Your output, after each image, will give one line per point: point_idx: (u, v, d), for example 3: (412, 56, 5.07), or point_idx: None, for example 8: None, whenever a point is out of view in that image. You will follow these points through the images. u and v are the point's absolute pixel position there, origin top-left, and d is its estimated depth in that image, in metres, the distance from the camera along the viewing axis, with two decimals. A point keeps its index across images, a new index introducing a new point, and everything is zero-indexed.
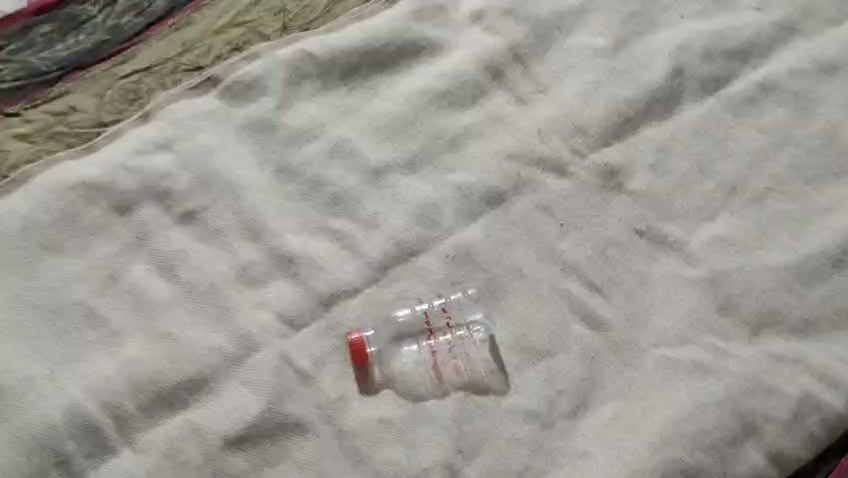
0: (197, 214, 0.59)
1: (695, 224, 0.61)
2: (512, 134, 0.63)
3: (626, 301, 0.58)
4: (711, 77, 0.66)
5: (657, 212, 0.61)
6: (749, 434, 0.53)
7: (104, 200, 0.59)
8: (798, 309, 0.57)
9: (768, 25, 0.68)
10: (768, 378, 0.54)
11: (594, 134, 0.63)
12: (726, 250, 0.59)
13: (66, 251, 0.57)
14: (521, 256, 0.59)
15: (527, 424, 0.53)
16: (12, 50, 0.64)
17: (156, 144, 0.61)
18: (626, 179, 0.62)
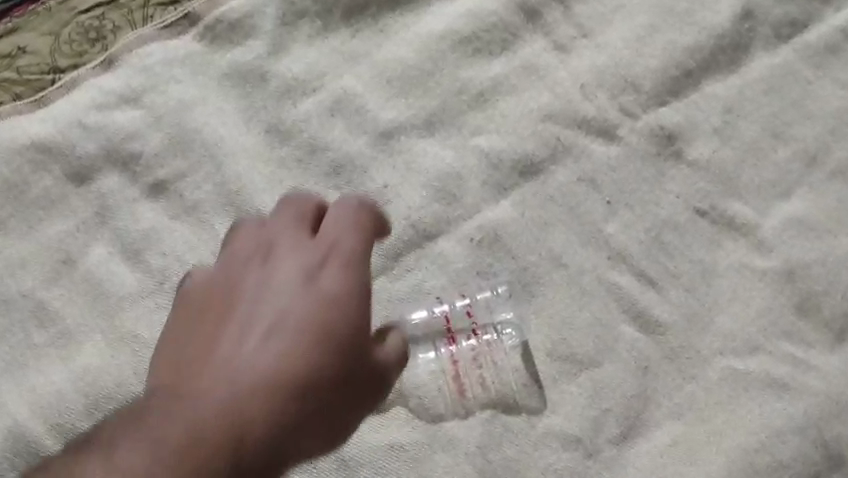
0: (170, 184, 0.49)
1: (767, 202, 0.50)
2: (550, 90, 0.52)
3: (685, 297, 0.48)
4: (786, 20, 0.54)
5: (722, 187, 0.50)
6: (836, 468, 0.44)
7: (58, 167, 0.49)
8: None
9: None
10: None
11: (648, 91, 0.52)
12: (805, 236, 0.49)
13: (11, 232, 0.48)
14: (559, 241, 0.49)
15: (566, 452, 0.44)
16: None
17: (121, 97, 0.51)
18: (686, 145, 0.51)
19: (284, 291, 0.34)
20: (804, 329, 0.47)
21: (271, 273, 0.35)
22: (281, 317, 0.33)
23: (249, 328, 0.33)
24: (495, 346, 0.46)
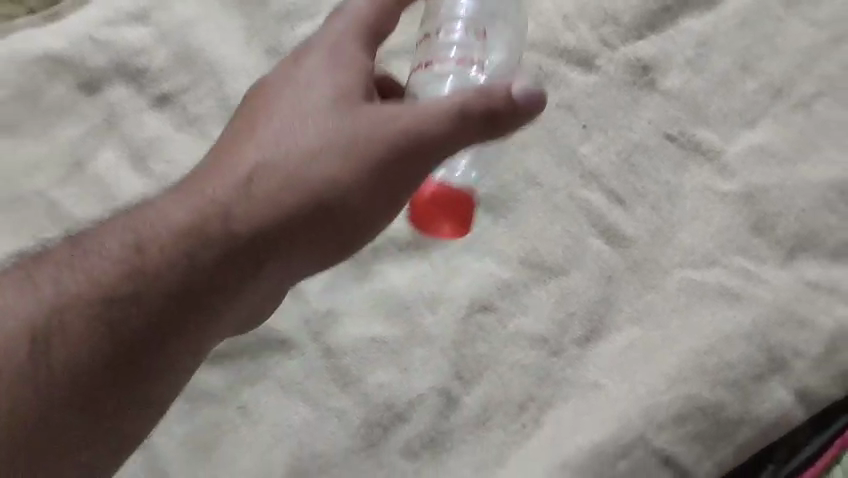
0: (174, 97, 0.53)
1: (733, 130, 0.54)
2: (535, 20, 0.56)
3: (651, 214, 0.52)
4: None
5: (690, 114, 0.54)
6: (777, 370, 0.48)
7: (70, 77, 0.53)
8: (840, 233, 0.51)
9: None
10: (801, 309, 0.49)
11: (626, 24, 0.56)
12: (764, 162, 0.53)
13: (25, 132, 0.51)
14: (535, 161, 0.53)
15: (533, 350, 0.48)
16: None
17: (130, 16, 0.54)
18: (659, 75, 0.55)
19: (311, 103, 0.41)
20: (757, 247, 0.51)
21: (280, 84, 0.43)
22: (292, 125, 0.41)
23: (287, 122, 0.41)
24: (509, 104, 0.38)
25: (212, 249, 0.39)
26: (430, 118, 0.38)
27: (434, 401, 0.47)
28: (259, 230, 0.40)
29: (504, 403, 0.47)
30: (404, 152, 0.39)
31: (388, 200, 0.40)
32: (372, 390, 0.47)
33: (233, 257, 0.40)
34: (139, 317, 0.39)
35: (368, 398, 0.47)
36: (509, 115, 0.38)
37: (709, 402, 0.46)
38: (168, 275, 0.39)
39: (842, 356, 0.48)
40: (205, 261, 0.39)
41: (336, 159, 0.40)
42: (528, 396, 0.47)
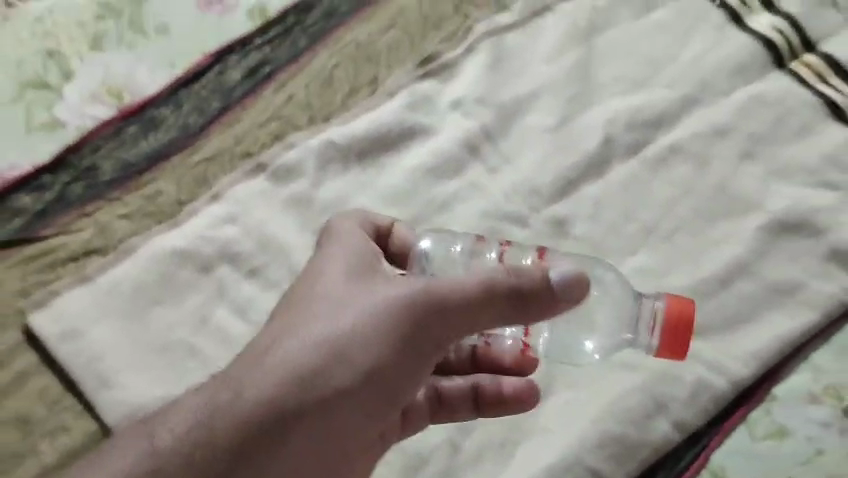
0: (261, 270, 0.82)
1: (622, 258, 0.85)
2: (487, 199, 0.87)
3: None
4: (634, 142, 0.91)
5: (594, 249, 0.86)
6: (660, 411, 0.77)
7: (192, 264, 0.82)
8: (697, 318, 0.82)
9: (676, 99, 0.94)
10: (673, 369, 0.79)
11: (545, 194, 0.88)
12: (646, 277, 0.84)
13: (167, 303, 0.81)
14: None
15: (506, 411, 0.78)
16: (109, 148, 0.87)
17: (224, 219, 0.84)
18: (571, 226, 0.87)
19: (347, 294, 0.63)
20: None
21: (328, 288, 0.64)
22: (336, 322, 0.61)
23: (331, 311, 0.62)
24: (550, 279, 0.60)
25: (279, 405, 0.59)
26: (454, 288, 0.60)
27: (445, 449, 0.76)
28: (302, 389, 0.60)
29: (490, 446, 0.77)
30: (427, 309, 0.60)
31: (405, 355, 0.61)
32: (405, 445, 0.77)
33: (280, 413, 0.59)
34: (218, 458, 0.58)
35: (404, 449, 0.76)
36: (564, 296, 0.60)
37: (617, 434, 0.76)
38: (251, 424, 0.59)
39: (703, 398, 0.78)
40: (276, 414, 0.59)
41: (366, 343, 0.61)
42: (506, 440, 0.77)
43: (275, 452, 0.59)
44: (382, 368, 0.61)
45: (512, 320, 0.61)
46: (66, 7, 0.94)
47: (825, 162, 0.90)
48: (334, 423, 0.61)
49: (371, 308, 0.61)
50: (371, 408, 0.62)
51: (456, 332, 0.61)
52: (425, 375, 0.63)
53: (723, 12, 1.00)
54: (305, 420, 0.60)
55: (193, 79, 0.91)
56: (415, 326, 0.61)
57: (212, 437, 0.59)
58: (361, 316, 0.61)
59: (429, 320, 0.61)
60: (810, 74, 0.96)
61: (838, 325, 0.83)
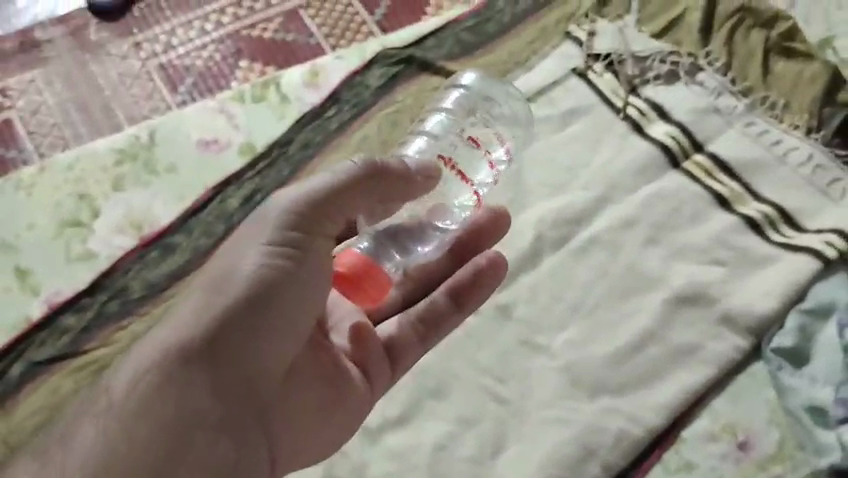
0: None
1: (554, 334, 1.07)
2: None
3: (518, 387, 1.03)
4: (559, 238, 1.13)
5: (532, 327, 1.07)
6: (591, 457, 0.98)
7: None
8: (617, 377, 1.03)
9: (592, 199, 1.16)
10: (599, 422, 1.00)
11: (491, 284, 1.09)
12: (574, 348, 1.05)
13: None
14: (457, 365, 1.04)
15: (472, 466, 0.98)
16: (134, 271, 1.06)
17: None
18: (513, 309, 1.08)
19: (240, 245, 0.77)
20: (573, 391, 1.02)
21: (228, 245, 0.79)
22: (231, 263, 0.77)
23: (230, 260, 0.77)
24: (408, 171, 0.81)
25: (176, 353, 0.74)
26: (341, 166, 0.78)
27: None
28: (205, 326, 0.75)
29: None
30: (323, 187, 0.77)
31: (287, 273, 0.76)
32: None
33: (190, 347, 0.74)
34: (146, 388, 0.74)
35: None
36: (395, 172, 0.79)
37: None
38: (159, 368, 0.74)
39: (625, 443, 0.99)
40: (176, 361, 0.74)
41: (251, 274, 0.76)
42: None
43: (186, 392, 0.74)
44: (260, 289, 0.75)
45: (366, 196, 0.79)
46: (91, 155, 1.15)
47: (714, 244, 1.13)
48: (237, 351, 0.75)
49: (244, 260, 0.76)
50: (262, 340, 0.76)
51: (309, 248, 0.77)
52: (302, 303, 0.77)
53: (627, 122, 1.23)
54: (207, 360, 0.75)
55: (196, 212, 1.10)
56: (275, 270, 0.76)
57: (139, 383, 0.74)
58: (230, 270, 0.76)
59: (285, 263, 0.76)
60: (700, 172, 1.18)
61: (730, 375, 1.04)
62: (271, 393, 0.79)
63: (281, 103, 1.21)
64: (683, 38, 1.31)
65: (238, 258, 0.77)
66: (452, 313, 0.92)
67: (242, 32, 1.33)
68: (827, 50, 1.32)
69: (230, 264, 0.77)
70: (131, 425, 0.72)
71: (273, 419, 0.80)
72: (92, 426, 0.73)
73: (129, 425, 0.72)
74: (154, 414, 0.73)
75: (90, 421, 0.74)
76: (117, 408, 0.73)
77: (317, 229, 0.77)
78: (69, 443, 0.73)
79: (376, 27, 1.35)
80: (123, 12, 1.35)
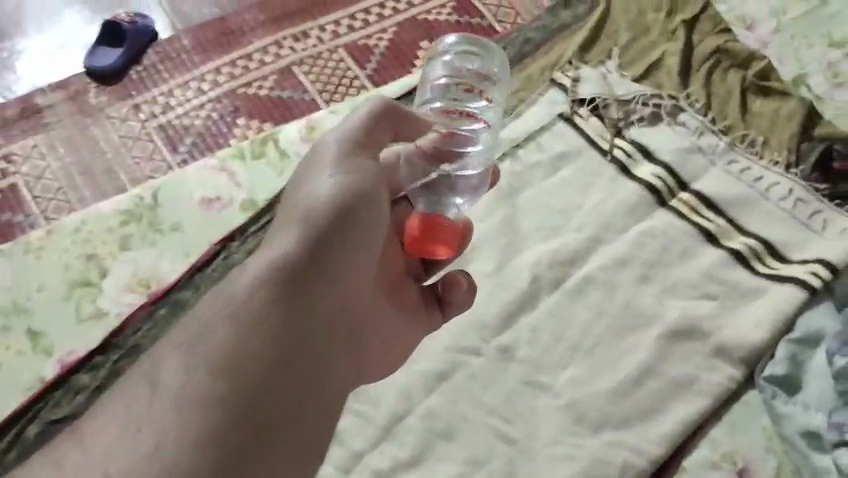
0: None
1: (556, 372, 1.10)
2: (448, 336, 1.12)
3: (524, 425, 1.06)
4: (556, 279, 1.16)
5: (534, 367, 1.10)
6: None
7: None
8: (619, 412, 1.07)
9: (586, 239, 1.20)
10: (604, 456, 1.03)
11: (492, 327, 1.12)
12: (576, 385, 1.09)
13: None
14: (463, 407, 1.07)
15: None
16: (145, 328, 1.09)
17: None
18: (515, 350, 1.11)
19: (311, 182, 0.83)
20: (577, 428, 1.06)
21: (297, 184, 0.85)
22: (308, 196, 0.82)
23: (305, 195, 0.83)
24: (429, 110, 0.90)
25: (272, 270, 0.80)
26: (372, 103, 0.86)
27: None
28: (295, 253, 0.80)
29: None
30: (373, 121, 0.85)
31: (360, 203, 0.82)
32: None
33: (285, 275, 0.80)
34: (252, 315, 0.78)
35: None
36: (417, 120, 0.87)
37: None
38: (260, 296, 0.79)
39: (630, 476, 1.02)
40: (276, 282, 0.79)
41: (329, 203, 0.81)
42: None
43: (287, 309, 0.79)
44: (339, 208, 0.81)
45: (388, 126, 0.86)
46: (97, 217, 1.18)
47: (705, 278, 1.17)
48: (328, 275, 0.81)
49: (316, 187, 0.82)
50: (347, 264, 0.82)
51: (370, 172, 0.84)
52: (373, 226, 0.84)
53: (614, 164, 1.27)
54: (302, 285, 0.80)
55: (202, 267, 1.14)
56: (348, 198, 0.82)
57: (244, 308, 0.78)
58: (306, 197, 0.82)
59: (355, 183, 0.82)
60: (687, 209, 1.23)
61: (727, 405, 1.08)
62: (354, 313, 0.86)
63: (280, 158, 1.25)
64: (663, 80, 1.36)
65: (309, 186, 0.83)
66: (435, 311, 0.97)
67: (237, 90, 1.38)
68: (802, 86, 1.38)
69: (305, 192, 0.83)
70: (246, 338, 0.77)
71: (358, 335, 0.87)
72: (201, 348, 0.77)
73: (238, 338, 0.77)
74: (264, 328, 0.78)
75: (196, 345, 0.77)
76: (224, 332, 0.77)
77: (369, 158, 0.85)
78: (179, 367, 0.76)
79: (368, 81, 1.40)
80: (120, 75, 1.39)
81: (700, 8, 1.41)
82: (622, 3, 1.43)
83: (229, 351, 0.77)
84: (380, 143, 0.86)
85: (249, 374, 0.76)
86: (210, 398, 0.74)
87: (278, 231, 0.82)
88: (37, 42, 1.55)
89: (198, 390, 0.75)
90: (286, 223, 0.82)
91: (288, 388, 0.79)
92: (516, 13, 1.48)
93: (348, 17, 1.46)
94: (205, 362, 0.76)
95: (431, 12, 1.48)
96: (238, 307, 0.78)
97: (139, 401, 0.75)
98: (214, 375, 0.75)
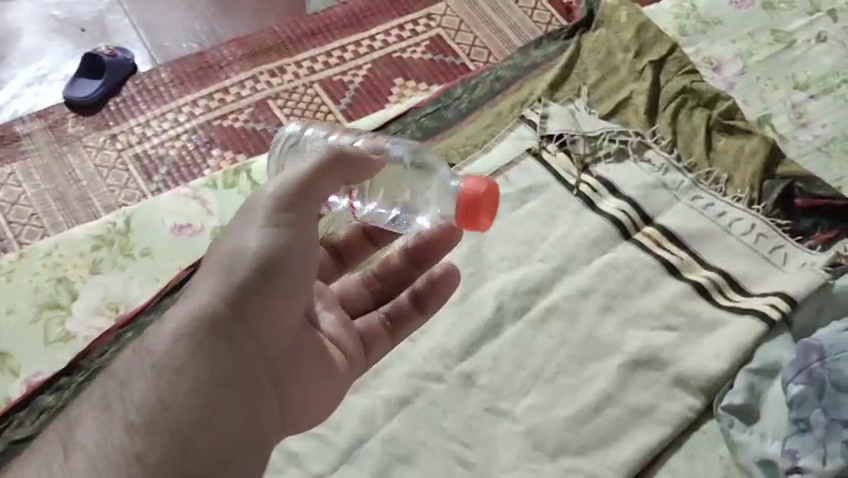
0: None
1: (517, 399, 1.11)
2: (411, 362, 1.13)
3: (483, 451, 1.07)
4: (519, 308, 1.18)
5: (495, 394, 1.12)
6: None
7: None
8: (577, 439, 1.08)
9: (549, 269, 1.22)
10: None
11: (455, 355, 1.14)
12: (536, 413, 1.10)
13: None
14: (423, 433, 1.08)
15: None
16: (111, 352, 1.10)
17: None
18: (477, 377, 1.13)
19: (239, 232, 0.81)
20: (535, 455, 1.07)
21: (226, 232, 0.82)
22: (234, 248, 0.80)
23: (231, 245, 0.80)
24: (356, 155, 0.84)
25: (193, 323, 0.77)
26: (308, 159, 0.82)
27: None
28: (216, 304, 0.78)
29: None
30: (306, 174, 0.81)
31: (285, 257, 0.80)
32: None
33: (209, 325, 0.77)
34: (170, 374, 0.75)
35: None
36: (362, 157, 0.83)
37: None
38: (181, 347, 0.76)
39: None
40: (198, 330, 0.76)
41: (252, 257, 0.79)
42: None
43: (209, 359, 0.76)
44: (265, 260, 0.79)
45: (336, 179, 0.82)
46: (68, 242, 1.20)
47: (666, 309, 1.18)
48: (249, 326, 0.78)
49: (243, 241, 0.80)
50: (271, 313, 0.80)
51: (299, 226, 0.81)
52: (301, 274, 0.81)
53: (580, 198, 1.30)
54: (225, 335, 0.77)
55: (169, 292, 1.15)
56: (274, 251, 0.79)
57: (167, 355, 0.75)
58: (232, 249, 0.80)
59: (282, 235, 0.80)
60: (651, 242, 1.25)
61: (684, 434, 1.09)
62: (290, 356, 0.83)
63: (252, 188, 1.27)
64: (630, 118, 1.39)
65: (237, 237, 0.80)
66: (413, 317, 0.95)
67: (213, 122, 1.41)
68: (766, 126, 1.41)
69: (230, 245, 0.80)
70: (166, 394, 0.74)
71: (294, 381, 0.83)
72: (120, 406, 0.74)
73: (157, 395, 0.74)
74: (184, 381, 0.74)
75: (112, 403, 0.74)
76: (145, 385, 0.74)
77: (303, 213, 0.81)
78: (95, 427, 0.73)
79: (342, 115, 1.43)
80: (97, 108, 1.43)
81: (666, 50, 1.45)
82: (592, 43, 1.47)
83: (147, 408, 0.73)
84: (322, 196, 0.82)
85: (168, 431, 0.72)
86: (128, 456, 0.71)
87: (204, 279, 0.80)
88: (20, 72, 1.58)
89: (114, 448, 0.71)
90: (211, 271, 0.80)
91: (212, 439, 0.75)
92: (487, 52, 1.52)
93: (325, 54, 1.50)
94: (122, 421, 0.73)
95: (405, 50, 1.52)
96: (159, 361, 0.75)
97: (53, 464, 0.71)
98: (132, 434, 0.72)
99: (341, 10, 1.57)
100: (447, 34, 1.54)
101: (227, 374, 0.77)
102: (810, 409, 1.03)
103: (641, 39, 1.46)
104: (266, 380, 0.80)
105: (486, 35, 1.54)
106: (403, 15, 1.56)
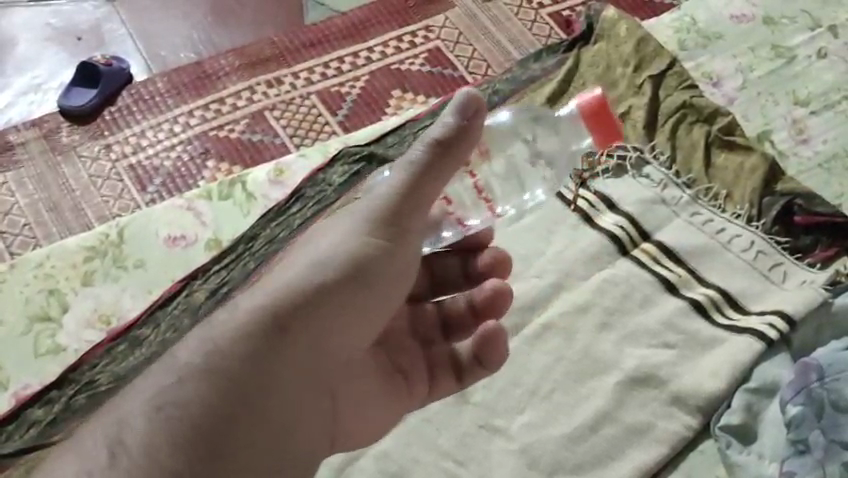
0: None
1: (513, 417, 1.10)
2: None
3: (477, 468, 1.06)
4: (514, 325, 1.17)
5: (490, 411, 1.10)
6: None
7: None
8: (573, 458, 1.07)
9: (546, 285, 1.20)
10: None
11: None
12: (530, 431, 1.09)
13: None
14: (416, 450, 1.07)
15: None
16: (100, 365, 1.09)
17: None
18: (472, 394, 1.11)
19: (331, 242, 0.75)
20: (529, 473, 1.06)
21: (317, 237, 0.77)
22: (325, 254, 0.74)
23: (320, 249, 0.74)
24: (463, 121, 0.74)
25: (267, 324, 0.69)
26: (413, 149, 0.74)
27: None
28: (293, 306, 0.70)
29: None
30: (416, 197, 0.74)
31: (373, 278, 0.74)
32: None
33: (280, 327, 0.69)
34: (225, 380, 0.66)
35: None
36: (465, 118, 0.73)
37: None
38: (245, 347, 0.67)
39: None
40: (268, 331, 0.68)
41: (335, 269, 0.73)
42: None
43: (270, 367, 0.68)
44: (348, 276, 0.73)
45: (446, 168, 0.74)
46: (61, 253, 1.19)
47: (664, 327, 1.17)
48: (321, 337, 0.71)
49: (329, 250, 0.74)
50: (344, 329, 0.73)
51: (398, 247, 0.75)
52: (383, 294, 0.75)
53: (578, 214, 1.28)
54: (294, 340, 0.69)
55: (163, 304, 1.14)
56: (355, 264, 0.73)
57: (228, 353, 0.67)
58: (314, 261, 0.73)
59: (372, 250, 0.74)
60: (649, 258, 1.23)
61: (681, 454, 1.08)
62: (349, 380, 0.76)
63: (247, 200, 1.26)
64: (629, 133, 1.39)
65: (325, 245, 0.75)
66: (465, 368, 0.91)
67: (210, 132, 1.40)
68: (765, 142, 1.40)
69: (315, 254, 0.74)
70: (227, 402, 0.66)
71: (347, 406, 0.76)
72: (173, 409, 0.64)
73: (217, 400, 0.65)
74: (251, 391, 0.67)
75: (167, 403, 0.65)
76: (196, 388, 0.65)
77: (401, 238, 0.75)
78: (142, 430, 0.64)
79: (339, 126, 1.42)
80: (92, 115, 1.42)
81: (666, 64, 1.44)
82: (591, 57, 1.47)
83: (203, 414, 0.65)
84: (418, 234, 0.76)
85: (222, 447, 0.65)
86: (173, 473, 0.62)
87: (284, 277, 0.73)
88: (16, 79, 1.58)
89: (162, 460, 0.63)
90: (293, 271, 0.73)
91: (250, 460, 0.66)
92: (486, 65, 1.51)
93: (323, 65, 1.49)
94: (175, 427, 0.64)
95: (404, 62, 1.51)
96: (230, 360, 0.67)
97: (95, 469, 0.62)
98: (181, 445, 0.63)
99: (339, 22, 1.56)
100: (445, 46, 1.53)
101: (286, 387, 0.69)
102: (809, 429, 1.02)
103: (641, 52, 1.46)
104: (323, 401, 0.73)
105: (485, 47, 1.54)
106: (402, 27, 1.56)
